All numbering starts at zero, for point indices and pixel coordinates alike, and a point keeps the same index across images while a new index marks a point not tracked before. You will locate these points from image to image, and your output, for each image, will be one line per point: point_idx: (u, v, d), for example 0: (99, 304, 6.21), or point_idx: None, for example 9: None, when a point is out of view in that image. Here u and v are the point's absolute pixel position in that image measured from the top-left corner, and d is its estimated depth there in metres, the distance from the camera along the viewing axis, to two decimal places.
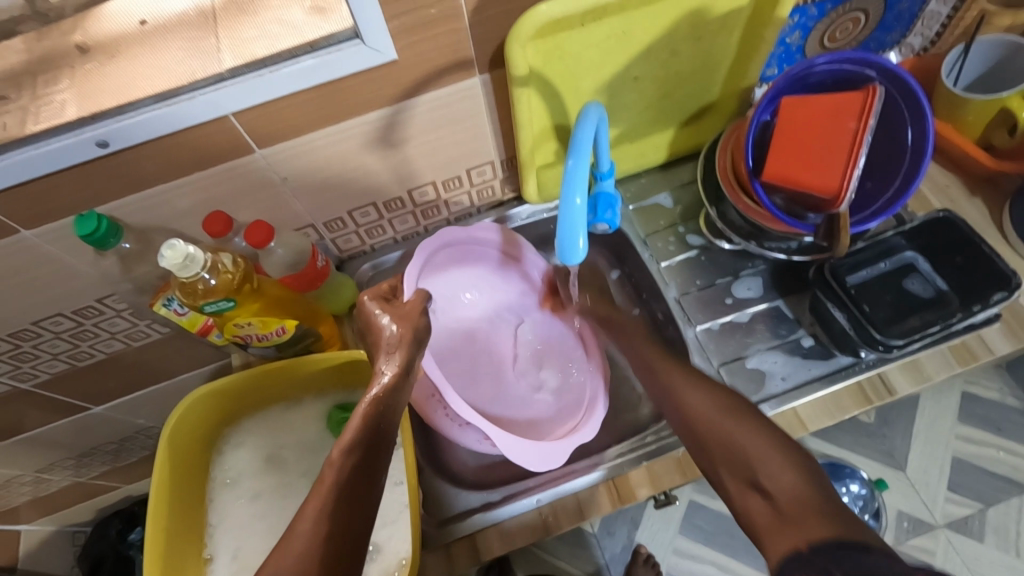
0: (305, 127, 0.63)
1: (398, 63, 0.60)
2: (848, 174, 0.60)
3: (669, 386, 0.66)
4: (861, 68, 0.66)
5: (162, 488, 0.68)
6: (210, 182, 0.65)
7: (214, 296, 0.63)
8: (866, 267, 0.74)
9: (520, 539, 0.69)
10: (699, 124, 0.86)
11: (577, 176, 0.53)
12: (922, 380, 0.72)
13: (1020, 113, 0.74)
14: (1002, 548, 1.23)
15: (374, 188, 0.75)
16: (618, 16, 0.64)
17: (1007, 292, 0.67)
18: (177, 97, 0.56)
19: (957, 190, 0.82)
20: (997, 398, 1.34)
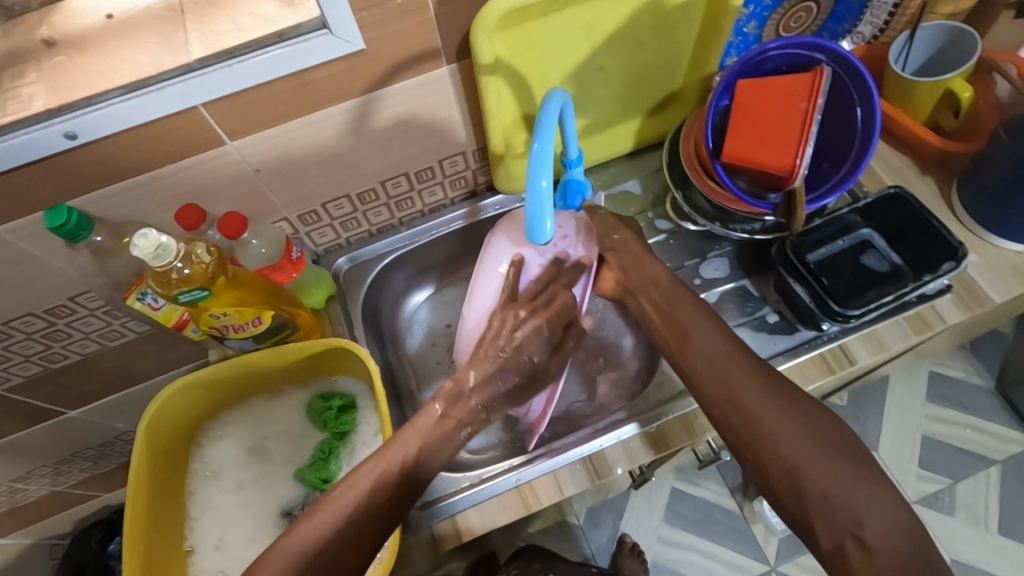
0: (277, 118, 0.64)
1: (367, 52, 0.62)
2: (799, 152, 0.63)
3: (705, 350, 0.64)
4: (811, 53, 0.69)
5: (140, 478, 0.67)
6: (183, 175, 0.65)
7: (189, 285, 0.63)
8: (826, 244, 0.78)
9: (500, 518, 0.71)
10: (664, 113, 0.89)
11: (542, 159, 0.55)
12: (881, 350, 0.75)
13: (963, 94, 0.77)
14: (972, 522, 1.27)
15: (348, 180, 0.77)
16: (581, 6, 0.67)
17: (955, 262, 0.71)
18: (147, 88, 0.56)
19: (910, 171, 0.86)
20: (963, 377, 1.40)
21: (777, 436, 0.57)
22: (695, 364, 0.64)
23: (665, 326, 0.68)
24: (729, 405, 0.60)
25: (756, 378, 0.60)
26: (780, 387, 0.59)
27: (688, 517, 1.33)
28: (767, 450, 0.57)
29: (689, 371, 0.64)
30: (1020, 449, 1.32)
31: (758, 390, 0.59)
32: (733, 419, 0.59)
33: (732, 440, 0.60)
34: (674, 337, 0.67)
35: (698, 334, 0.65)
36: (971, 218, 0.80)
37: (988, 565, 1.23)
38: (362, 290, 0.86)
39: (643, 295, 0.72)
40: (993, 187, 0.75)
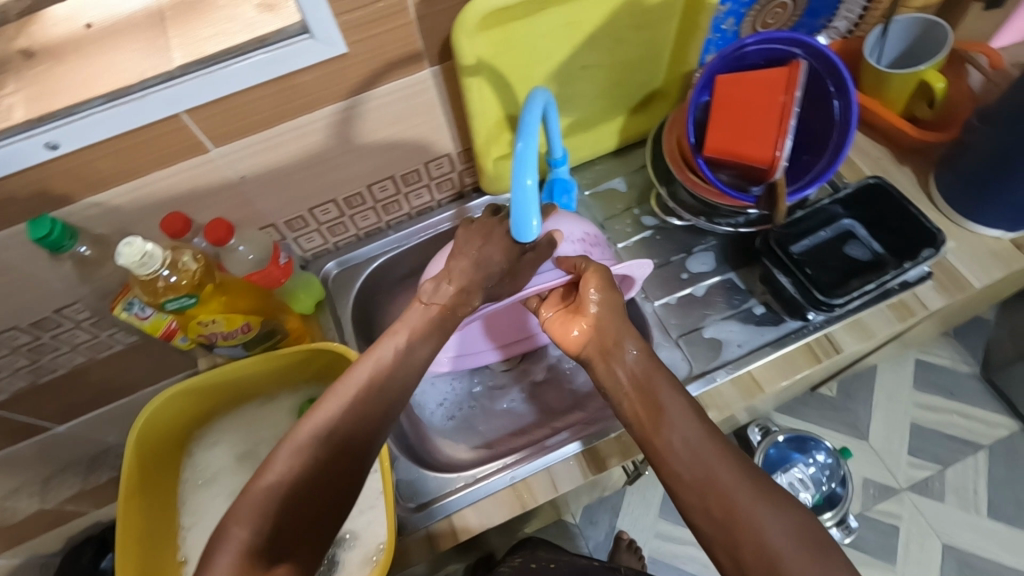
0: (262, 124, 0.64)
1: (349, 56, 0.62)
2: (779, 144, 0.64)
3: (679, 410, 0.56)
4: (788, 48, 0.71)
5: (131, 488, 0.67)
6: (167, 183, 0.65)
7: (176, 292, 0.63)
8: (809, 236, 0.79)
9: (496, 517, 0.71)
10: (647, 110, 0.90)
11: (527, 157, 0.55)
12: (866, 337, 0.76)
13: (937, 84, 0.79)
14: (962, 506, 1.29)
15: (335, 184, 0.77)
16: (561, 6, 0.67)
17: (935, 249, 0.72)
18: (128, 96, 0.56)
19: (888, 161, 0.88)
20: (949, 364, 1.42)
21: (763, 534, 0.49)
22: (672, 443, 0.55)
23: (638, 399, 0.58)
24: (705, 493, 0.52)
25: (730, 466, 0.53)
26: (762, 480, 0.53)
27: None
28: (742, 532, 0.50)
29: (656, 452, 0.55)
30: (1005, 433, 1.35)
31: (733, 469, 0.53)
32: (700, 514, 0.52)
33: (710, 539, 0.51)
34: (648, 416, 0.57)
35: (670, 412, 0.56)
36: (949, 205, 0.81)
37: (979, 549, 1.25)
38: (351, 294, 0.86)
39: (617, 359, 0.60)
40: (968, 175, 0.77)
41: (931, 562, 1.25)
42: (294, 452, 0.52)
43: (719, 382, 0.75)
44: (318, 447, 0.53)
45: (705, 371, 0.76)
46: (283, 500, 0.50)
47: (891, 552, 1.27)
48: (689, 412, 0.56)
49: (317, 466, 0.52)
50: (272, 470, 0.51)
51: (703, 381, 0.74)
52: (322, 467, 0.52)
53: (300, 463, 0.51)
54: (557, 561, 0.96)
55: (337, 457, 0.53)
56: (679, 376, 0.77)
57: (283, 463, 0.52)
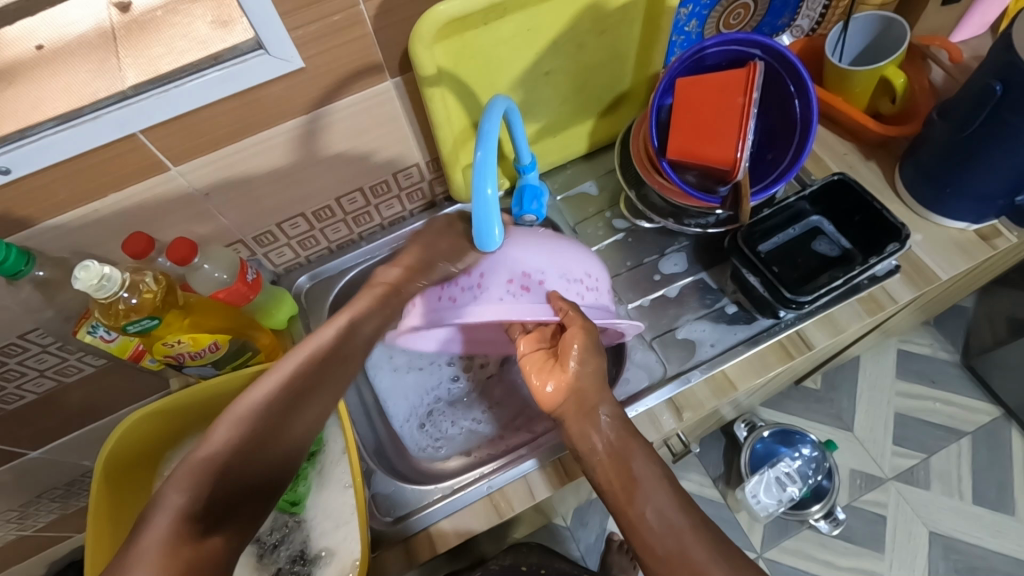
0: (221, 140, 0.64)
1: (307, 70, 0.62)
2: (740, 145, 0.64)
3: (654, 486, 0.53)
4: (748, 48, 0.71)
5: (100, 514, 0.66)
6: (127, 203, 0.64)
7: (137, 315, 0.62)
8: (777, 234, 0.80)
9: (475, 527, 0.71)
10: (615, 114, 0.90)
11: (486, 167, 0.55)
12: (837, 333, 0.77)
13: (898, 80, 0.81)
14: (946, 492, 1.30)
15: (301, 198, 0.76)
16: (519, 13, 0.67)
17: (899, 244, 0.72)
18: (81, 118, 0.55)
19: (854, 156, 0.89)
20: (928, 352, 1.44)
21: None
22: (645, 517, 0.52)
23: (612, 468, 0.55)
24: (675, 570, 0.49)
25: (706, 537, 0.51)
26: (739, 538, 0.52)
27: None
28: None
29: (628, 525, 0.53)
30: (987, 419, 1.36)
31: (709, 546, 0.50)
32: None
33: None
34: (622, 487, 0.54)
35: (646, 486, 0.54)
36: (914, 198, 0.82)
37: (964, 534, 1.27)
38: (325, 307, 0.85)
39: (592, 423, 0.58)
40: (929, 167, 0.78)
41: (918, 550, 1.26)
42: (244, 416, 0.50)
43: (694, 382, 0.75)
44: (262, 415, 0.51)
45: (680, 372, 0.76)
46: (226, 462, 0.48)
47: (878, 541, 1.28)
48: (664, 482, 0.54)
49: (265, 430, 0.50)
50: (218, 433, 0.49)
51: (678, 382, 0.75)
52: (270, 432, 0.50)
53: (247, 428, 0.49)
54: (545, 567, 0.96)
55: (282, 425, 0.51)
56: (655, 378, 0.77)
57: (229, 427, 0.50)
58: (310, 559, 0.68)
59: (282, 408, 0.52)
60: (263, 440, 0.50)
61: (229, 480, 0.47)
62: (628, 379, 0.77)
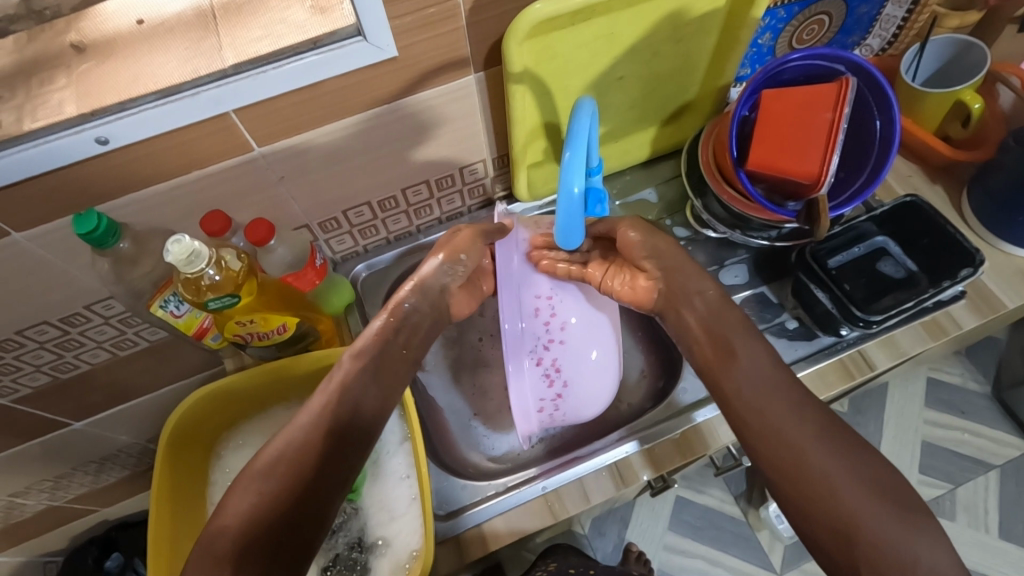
0: (305, 125, 0.64)
1: (398, 59, 0.62)
2: (827, 160, 0.64)
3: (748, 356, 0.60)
4: (830, 64, 0.71)
5: (162, 486, 0.66)
6: (207, 182, 0.65)
7: (219, 292, 0.63)
8: (843, 251, 0.79)
9: (528, 528, 0.70)
10: (679, 122, 0.90)
11: (575, 166, 0.55)
12: (899, 355, 0.76)
13: (974, 105, 0.79)
14: (973, 525, 1.29)
15: (370, 187, 0.77)
16: (607, 17, 0.68)
17: (973, 269, 0.72)
18: (180, 94, 0.56)
19: (919, 178, 0.88)
20: (959, 382, 1.42)
21: (916, 557, 0.48)
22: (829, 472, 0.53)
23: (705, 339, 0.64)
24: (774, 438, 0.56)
25: (844, 461, 0.53)
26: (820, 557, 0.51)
27: (693, 525, 1.34)
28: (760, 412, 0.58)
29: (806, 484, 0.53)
30: (1016, 453, 1.34)
31: (887, 507, 0.51)
32: (833, 549, 0.51)
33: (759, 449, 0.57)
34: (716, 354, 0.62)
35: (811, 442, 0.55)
36: (981, 225, 0.81)
37: (989, 569, 1.25)
38: (379, 299, 0.86)
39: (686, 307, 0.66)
40: (1003, 194, 0.77)
41: None
42: (255, 484, 0.53)
43: None
44: (272, 476, 0.54)
45: None
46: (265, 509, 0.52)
47: None
48: (829, 431, 0.56)
49: (278, 500, 0.53)
50: (237, 506, 0.52)
51: None
52: (287, 495, 0.53)
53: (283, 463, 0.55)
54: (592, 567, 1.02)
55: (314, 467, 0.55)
56: None
57: (260, 480, 0.54)
58: (365, 547, 0.68)
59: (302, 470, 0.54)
60: (288, 502, 0.53)
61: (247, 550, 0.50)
62: (684, 388, 0.77)
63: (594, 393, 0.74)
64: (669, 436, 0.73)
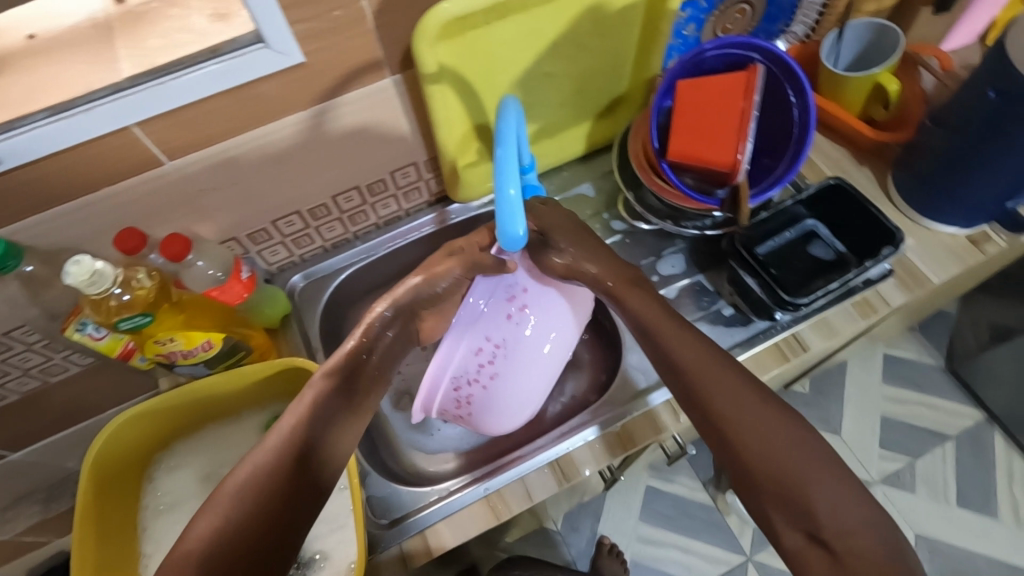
0: (218, 136, 0.63)
1: (307, 65, 0.61)
2: (741, 147, 0.65)
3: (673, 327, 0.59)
4: (747, 52, 0.72)
5: (86, 513, 0.64)
6: (119, 198, 0.63)
7: (129, 312, 0.63)
8: (774, 236, 0.81)
9: (470, 530, 0.70)
10: (612, 116, 0.90)
11: (508, 164, 0.54)
12: (832, 336, 0.77)
13: (891, 87, 0.81)
14: (933, 497, 1.31)
15: (297, 195, 0.75)
16: (521, 14, 0.67)
17: (894, 247, 0.73)
18: (73, 110, 0.54)
19: (848, 161, 0.90)
20: (915, 357, 1.46)
21: (832, 508, 0.49)
22: (749, 433, 0.52)
23: None
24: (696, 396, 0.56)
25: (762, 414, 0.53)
26: None
27: (664, 514, 1.34)
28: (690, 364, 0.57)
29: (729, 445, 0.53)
30: (971, 423, 1.38)
31: (808, 453, 0.51)
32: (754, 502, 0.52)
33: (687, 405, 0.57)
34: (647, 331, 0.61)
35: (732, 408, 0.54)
36: (906, 203, 0.83)
37: (949, 538, 1.28)
38: (319, 310, 0.84)
39: None
40: (922, 172, 0.78)
41: None
42: (223, 502, 0.50)
43: None
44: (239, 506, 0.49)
45: None
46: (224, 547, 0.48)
47: None
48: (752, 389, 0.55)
49: (249, 522, 0.49)
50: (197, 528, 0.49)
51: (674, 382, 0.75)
52: (249, 522, 0.49)
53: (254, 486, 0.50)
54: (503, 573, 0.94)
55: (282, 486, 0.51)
56: (651, 380, 0.77)
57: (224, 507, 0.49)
58: (303, 564, 0.67)
59: (268, 493, 0.50)
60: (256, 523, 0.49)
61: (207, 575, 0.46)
62: (625, 380, 0.77)
63: (503, 409, 0.71)
64: (610, 428, 0.74)
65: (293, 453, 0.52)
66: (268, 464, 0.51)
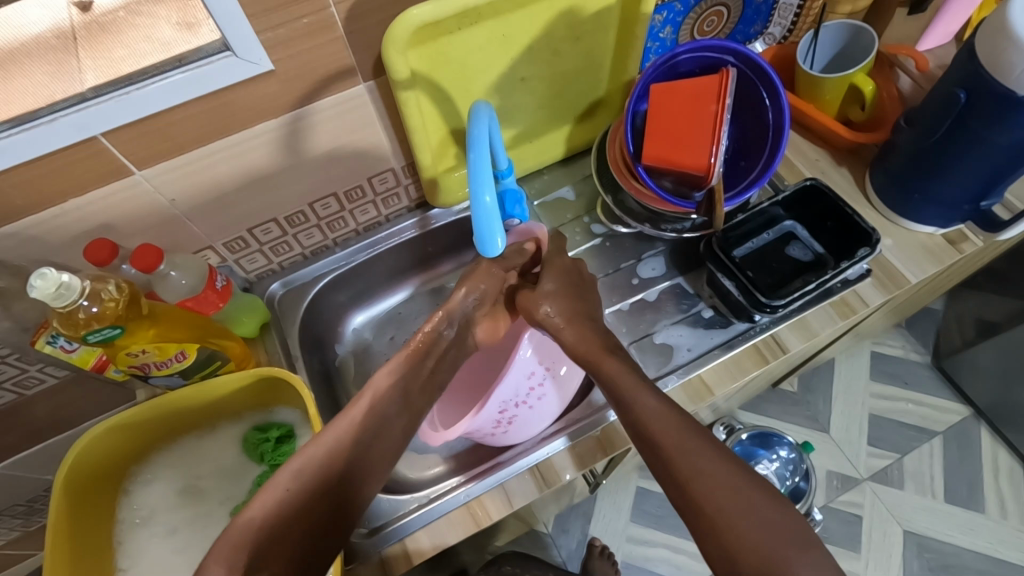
0: (188, 145, 0.62)
1: (277, 72, 0.60)
2: (714, 151, 0.65)
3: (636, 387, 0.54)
4: (721, 56, 0.72)
5: (61, 528, 0.64)
6: (89, 209, 0.62)
7: (99, 324, 0.60)
8: (752, 239, 0.81)
9: (450, 538, 0.69)
10: (591, 120, 0.90)
11: (482, 172, 0.54)
12: (810, 336, 0.77)
13: (866, 88, 0.82)
14: (921, 492, 1.32)
15: (273, 203, 0.75)
16: (493, 19, 0.67)
17: (871, 248, 0.74)
18: (37, 121, 0.53)
19: (826, 162, 0.90)
20: (901, 354, 1.47)
21: None
22: (724, 508, 0.45)
23: None
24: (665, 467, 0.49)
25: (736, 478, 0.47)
26: None
27: (654, 514, 1.35)
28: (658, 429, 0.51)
29: (701, 519, 0.46)
30: (958, 418, 1.39)
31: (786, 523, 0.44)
32: None
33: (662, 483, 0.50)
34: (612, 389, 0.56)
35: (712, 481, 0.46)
36: (883, 203, 0.83)
37: (936, 533, 1.28)
38: (298, 318, 0.84)
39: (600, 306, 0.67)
40: (897, 172, 0.79)
41: (893, 548, 1.27)
42: (281, 486, 0.49)
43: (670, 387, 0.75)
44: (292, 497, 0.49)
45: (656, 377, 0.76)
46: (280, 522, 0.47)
47: (854, 543, 1.28)
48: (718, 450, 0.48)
49: (300, 507, 0.48)
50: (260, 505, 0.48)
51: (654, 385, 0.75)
52: (315, 500, 0.49)
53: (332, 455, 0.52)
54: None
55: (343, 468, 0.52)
56: None
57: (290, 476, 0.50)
58: None
59: (321, 483, 0.50)
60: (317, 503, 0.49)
61: (273, 551, 0.45)
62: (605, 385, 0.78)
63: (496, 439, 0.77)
64: (591, 433, 0.73)
65: (352, 444, 0.53)
66: (325, 461, 0.51)
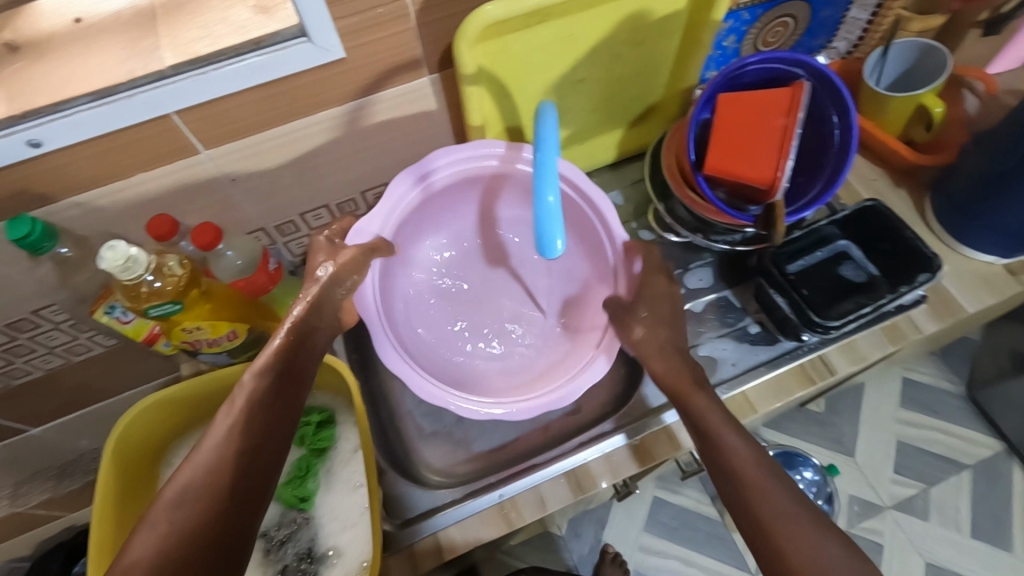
0: (252, 127, 0.63)
1: (347, 60, 0.60)
2: (782, 165, 0.63)
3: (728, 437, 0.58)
4: (791, 68, 0.71)
5: (106, 495, 0.65)
6: (153, 184, 0.63)
7: (159, 299, 0.62)
8: (805, 256, 0.79)
9: (482, 536, 0.69)
10: (644, 125, 0.89)
11: (547, 170, 0.55)
12: (857, 360, 0.76)
13: (935, 109, 0.78)
14: (946, 525, 1.29)
15: (326, 189, 0.75)
16: (560, 19, 0.66)
17: (930, 275, 0.72)
18: (116, 95, 0.54)
19: (883, 182, 0.88)
20: (933, 382, 1.43)
21: None
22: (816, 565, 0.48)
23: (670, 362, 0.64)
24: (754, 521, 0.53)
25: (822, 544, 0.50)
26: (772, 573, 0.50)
27: (668, 526, 1.33)
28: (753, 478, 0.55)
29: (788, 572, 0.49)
30: (989, 453, 1.35)
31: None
32: None
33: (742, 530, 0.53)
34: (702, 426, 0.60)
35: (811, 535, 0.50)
36: (942, 227, 0.81)
37: (959, 568, 1.25)
38: None
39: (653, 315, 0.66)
40: (959, 198, 0.77)
41: None
42: (164, 510, 0.46)
43: None
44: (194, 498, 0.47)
45: None
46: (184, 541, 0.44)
47: None
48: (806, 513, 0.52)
49: (196, 522, 0.46)
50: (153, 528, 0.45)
51: None
52: (211, 507, 0.46)
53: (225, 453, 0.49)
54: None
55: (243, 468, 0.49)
56: None
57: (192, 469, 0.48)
58: (316, 558, 0.69)
59: (214, 489, 0.47)
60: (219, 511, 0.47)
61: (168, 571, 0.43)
62: (646, 395, 0.77)
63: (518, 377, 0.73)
64: (629, 442, 0.73)
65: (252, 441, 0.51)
66: (210, 471, 0.48)
